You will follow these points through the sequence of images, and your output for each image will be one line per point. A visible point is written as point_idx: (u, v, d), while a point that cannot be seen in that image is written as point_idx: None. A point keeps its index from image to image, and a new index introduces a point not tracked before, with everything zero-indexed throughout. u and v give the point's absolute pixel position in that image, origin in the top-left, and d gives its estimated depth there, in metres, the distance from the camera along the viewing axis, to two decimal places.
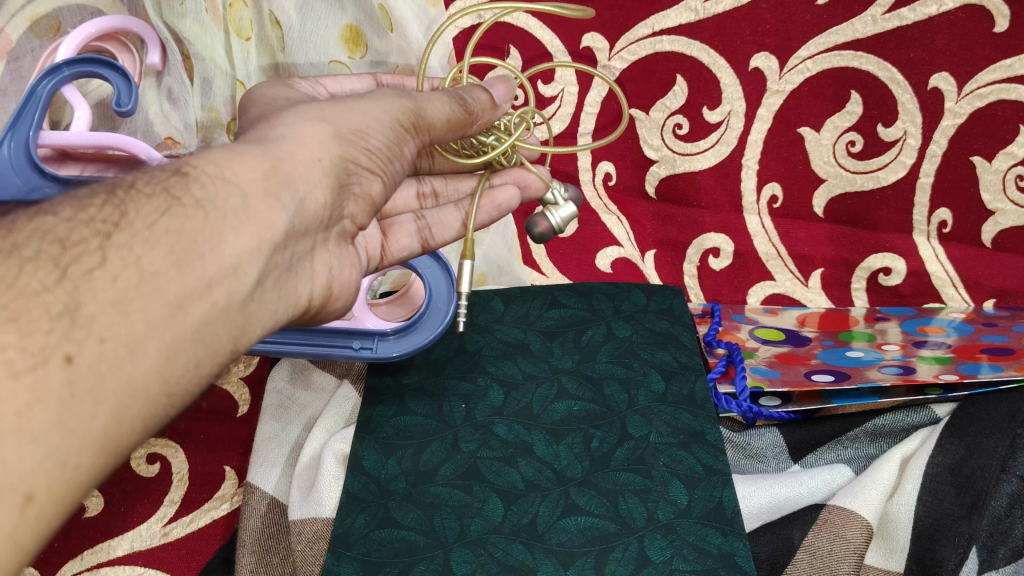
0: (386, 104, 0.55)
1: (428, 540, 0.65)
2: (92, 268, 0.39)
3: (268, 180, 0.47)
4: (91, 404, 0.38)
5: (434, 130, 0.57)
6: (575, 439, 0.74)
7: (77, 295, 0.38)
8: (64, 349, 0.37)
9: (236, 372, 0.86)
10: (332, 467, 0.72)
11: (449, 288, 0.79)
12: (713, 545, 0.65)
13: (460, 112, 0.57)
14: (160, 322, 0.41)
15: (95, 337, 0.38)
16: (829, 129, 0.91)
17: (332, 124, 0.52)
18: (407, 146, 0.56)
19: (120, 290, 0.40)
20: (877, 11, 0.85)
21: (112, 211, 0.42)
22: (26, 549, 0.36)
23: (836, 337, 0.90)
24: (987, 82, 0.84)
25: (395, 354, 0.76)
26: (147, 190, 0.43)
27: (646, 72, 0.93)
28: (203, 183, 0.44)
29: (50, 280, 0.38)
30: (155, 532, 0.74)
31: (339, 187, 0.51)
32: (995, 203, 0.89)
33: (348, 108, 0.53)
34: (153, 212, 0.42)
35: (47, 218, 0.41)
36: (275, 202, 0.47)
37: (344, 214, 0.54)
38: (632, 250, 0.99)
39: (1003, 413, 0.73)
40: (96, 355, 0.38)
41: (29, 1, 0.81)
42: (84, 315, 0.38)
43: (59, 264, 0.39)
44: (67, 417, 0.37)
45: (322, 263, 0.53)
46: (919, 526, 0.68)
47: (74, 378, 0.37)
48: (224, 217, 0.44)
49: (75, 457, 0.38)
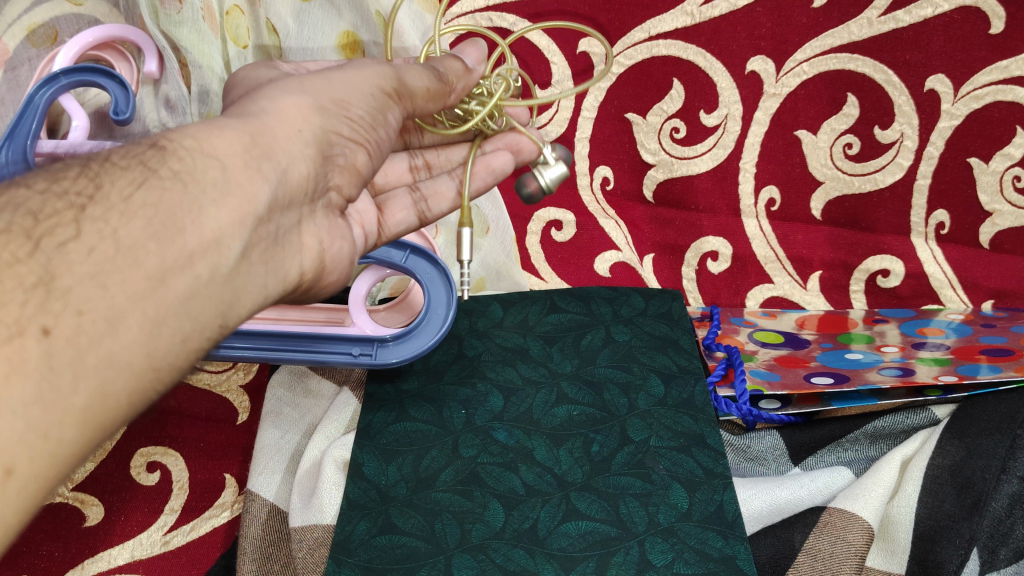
0: (365, 74, 0.55)
1: (430, 546, 0.65)
2: (65, 241, 0.40)
3: (248, 153, 0.47)
4: (72, 377, 0.38)
5: (415, 99, 0.57)
6: (575, 444, 0.74)
7: (52, 267, 0.39)
8: (41, 321, 0.37)
9: (235, 380, 0.86)
10: (332, 474, 0.72)
11: (449, 295, 0.77)
12: (714, 549, 0.65)
13: (438, 82, 0.57)
14: (139, 295, 0.41)
15: (72, 309, 0.38)
16: (825, 132, 0.91)
17: (312, 96, 0.52)
18: (391, 113, 0.56)
19: (96, 262, 0.40)
20: (872, 13, 0.85)
21: (86, 184, 0.43)
22: (8, 526, 0.36)
23: (835, 340, 0.90)
24: (984, 83, 0.85)
25: (394, 361, 0.76)
26: (123, 162, 0.44)
27: (643, 75, 0.94)
28: (180, 156, 0.45)
29: (23, 252, 0.39)
30: (156, 540, 0.74)
31: (322, 158, 0.52)
32: (992, 205, 0.89)
33: (328, 78, 0.54)
34: (129, 185, 0.43)
35: (19, 191, 0.42)
36: (256, 173, 0.47)
37: (329, 185, 0.54)
38: (631, 254, 1.00)
39: (1002, 414, 0.73)
40: (74, 328, 0.38)
41: (26, 10, 0.82)
42: (59, 287, 0.38)
43: (32, 236, 0.39)
44: (47, 391, 0.37)
45: (311, 235, 0.53)
46: (920, 529, 0.68)
47: (51, 351, 0.37)
48: (204, 189, 0.45)
49: (57, 430, 0.38)
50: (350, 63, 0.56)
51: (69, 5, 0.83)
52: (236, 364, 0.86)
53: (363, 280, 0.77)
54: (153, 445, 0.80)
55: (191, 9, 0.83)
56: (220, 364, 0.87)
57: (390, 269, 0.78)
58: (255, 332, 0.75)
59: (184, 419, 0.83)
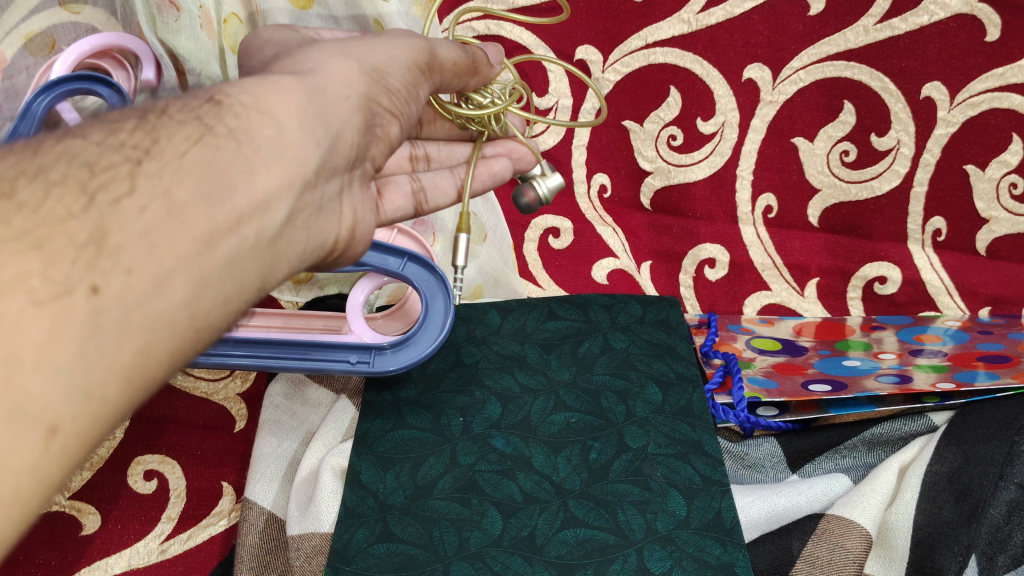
0: (405, 45, 0.53)
1: (428, 554, 0.65)
2: (120, 197, 0.37)
3: (304, 112, 0.45)
4: (117, 337, 0.35)
5: (443, 72, 0.57)
6: (573, 451, 0.74)
7: (105, 223, 0.36)
8: (91, 279, 0.35)
9: (231, 389, 0.86)
10: (330, 482, 0.72)
11: (445, 298, 0.76)
12: (713, 556, 0.65)
13: (466, 56, 0.59)
14: (188, 257, 0.38)
15: (122, 268, 0.36)
16: (822, 139, 0.92)
17: (358, 61, 0.50)
18: (422, 87, 0.55)
19: (148, 221, 0.37)
20: (869, 21, 0.86)
21: (143, 137, 0.40)
22: (49, 484, 0.33)
23: (832, 346, 0.90)
24: (980, 90, 0.85)
25: (392, 368, 0.74)
26: (179, 117, 0.42)
27: (640, 83, 0.94)
28: (237, 113, 0.42)
29: (77, 207, 0.36)
30: (153, 549, 0.73)
31: (366, 127, 0.50)
32: (989, 212, 0.89)
33: (368, 45, 0.52)
34: (185, 141, 0.40)
35: (75, 141, 0.39)
36: (309, 135, 0.45)
37: (367, 156, 0.52)
38: (629, 261, 0.99)
39: (1000, 421, 0.73)
40: (123, 287, 0.36)
41: (24, 19, 0.80)
42: (110, 245, 0.36)
43: (87, 190, 0.37)
44: (92, 350, 0.34)
45: (349, 205, 0.51)
46: (917, 535, 0.67)
47: (99, 310, 0.35)
48: (257, 148, 0.42)
49: (101, 389, 0.35)
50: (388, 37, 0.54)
51: (67, 13, 0.83)
52: (234, 372, 0.86)
53: (362, 285, 0.77)
54: (151, 453, 0.79)
55: (190, 18, 0.84)
56: (216, 372, 0.86)
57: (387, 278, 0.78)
58: (254, 339, 0.75)
59: (181, 427, 0.82)
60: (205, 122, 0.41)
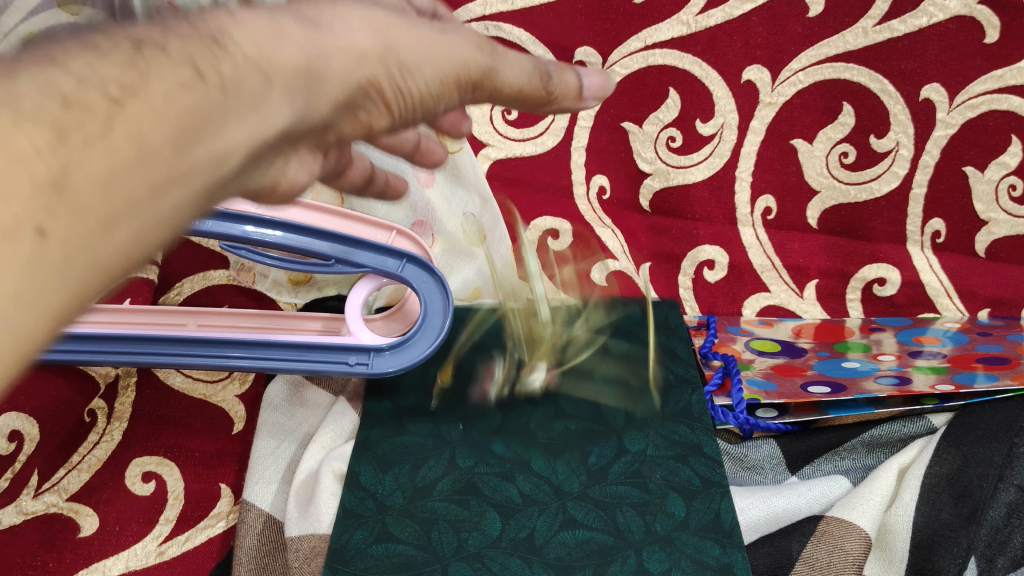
0: (461, 54, 0.37)
1: (427, 554, 0.65)
2: (89, 134, 0.26)
3: (301, 79, 0.32)
4: (55, 279, 0.25)
5: (499, 96, 0.41)
6: (572, 455, 0.73)
7: (68, 161, 0.25)
8: (36, 217, 0.24)
9: (230, 390, 0.85)
10: (329, 484, 0.71)
11: (444, 301, 0.76)
12: (712, 557, 0.64)
13: (538, 79, 0.41)
14: (136, 204, 0.27)
15: (72, 209, 0.25)
16: (821, 141, 0.92)
17: (375, 37, 0.34)
18: (450, 102, 0.39)
19: (113, 161, 0.26)
20: (868, 23, 0.86)
21: (126, 67, 0.27)
22: None
23: (831, 348, 0.89)
24: (979, 92, 0.86)
25: (391, 370, 0.74)
26: (173, 45, 0.29)
27: (639, 84, 0.94)
28: (237, 57, 0.30)
29: (42, 141, 0.25)
30: (150, 551, 0.72)
31: (343, 107, 0.35)
32: (987, 213, 0.90)
33: (416, 31, 0.36)
34: (174, 81, 0.28)
35: (56, 68, 0.26)
36: (294, 100, 0.32)
37: (331, 134, 0.37)
38: (628, 262, 0.97)
39: (999, 423, 0.73)
40: (72, 229, 0.26)
41: (25, 20, 0.80)
42: (71, 186, 0.25)
43: (54, 123, 0.25)
44: (29, 292, 0.25)
45: (274, 167, 0.36)
46: (916, 538, 0.67)
47: (41, 258, 0.25)
48: (242, 101, 0.30)
49: (27, 333, 0.25)
50: (436, 32, 0.37)
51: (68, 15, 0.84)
52: (233, 374, 0.85)
53: (362, 287, 0.77)
54: (148, 455, 0.78)
55: None
56: (214, 374, 0.85)
57: (388, 279, 0.77)
58: (250, 338, 0.73)
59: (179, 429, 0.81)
60: (198, 66, 0.29)
